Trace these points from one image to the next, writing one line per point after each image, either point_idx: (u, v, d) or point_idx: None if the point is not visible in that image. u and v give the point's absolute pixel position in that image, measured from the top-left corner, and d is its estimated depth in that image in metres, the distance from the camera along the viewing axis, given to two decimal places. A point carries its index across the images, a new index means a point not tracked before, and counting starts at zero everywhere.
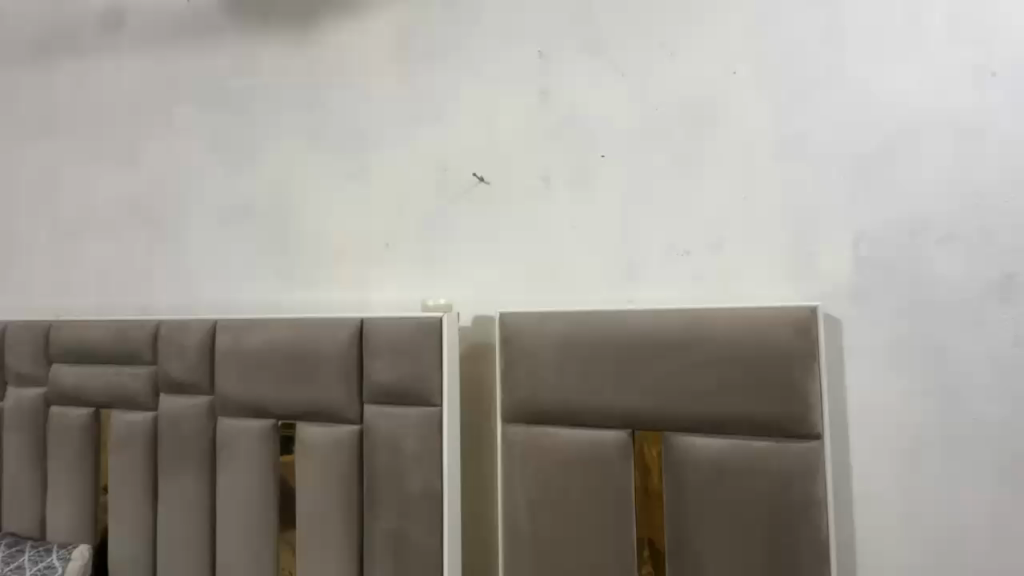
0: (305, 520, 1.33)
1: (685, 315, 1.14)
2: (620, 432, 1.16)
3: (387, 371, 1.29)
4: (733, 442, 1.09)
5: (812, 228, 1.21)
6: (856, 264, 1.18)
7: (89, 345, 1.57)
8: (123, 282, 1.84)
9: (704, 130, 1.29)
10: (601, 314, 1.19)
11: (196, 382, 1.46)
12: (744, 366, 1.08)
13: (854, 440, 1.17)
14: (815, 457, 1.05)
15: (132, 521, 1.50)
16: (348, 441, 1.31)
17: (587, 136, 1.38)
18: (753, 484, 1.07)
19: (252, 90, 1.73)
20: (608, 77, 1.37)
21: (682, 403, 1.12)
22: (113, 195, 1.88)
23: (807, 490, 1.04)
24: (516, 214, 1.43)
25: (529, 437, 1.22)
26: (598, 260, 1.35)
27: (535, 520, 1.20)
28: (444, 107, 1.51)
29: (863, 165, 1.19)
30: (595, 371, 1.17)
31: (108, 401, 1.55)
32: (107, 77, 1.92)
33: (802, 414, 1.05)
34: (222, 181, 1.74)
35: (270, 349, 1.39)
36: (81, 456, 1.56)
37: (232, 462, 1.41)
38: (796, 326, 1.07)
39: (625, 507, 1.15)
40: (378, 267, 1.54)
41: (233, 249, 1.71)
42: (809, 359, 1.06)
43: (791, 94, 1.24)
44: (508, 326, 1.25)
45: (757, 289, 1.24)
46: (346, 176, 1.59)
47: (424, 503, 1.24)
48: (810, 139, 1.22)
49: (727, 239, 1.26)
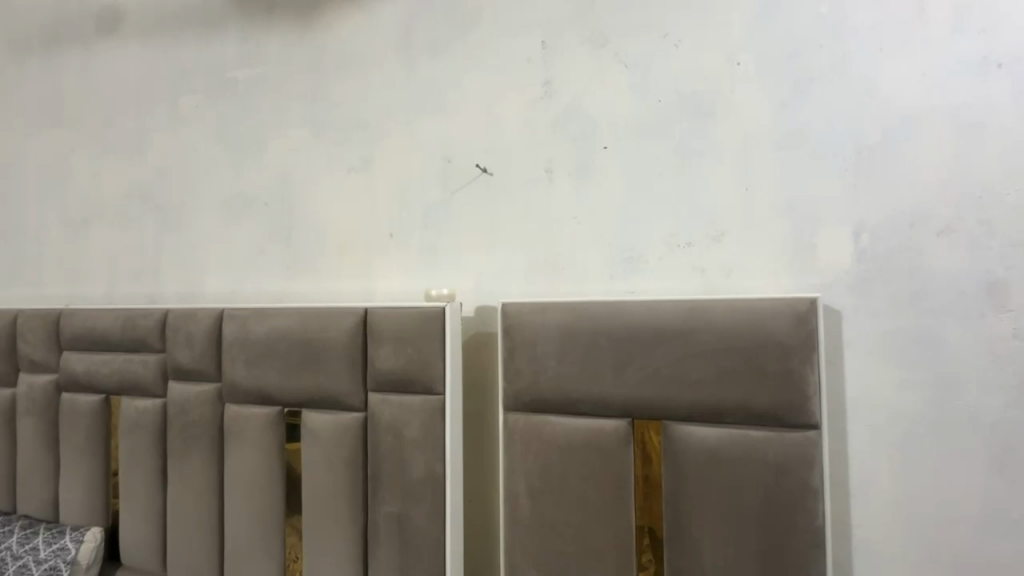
0: (311, 505, 1.35)
1: (684, 305, 1.15)
2: (619, 421, 1.18)
3: (391, 359, 1.31)
4: (732, 432, 1.10)
5: (811, 220, 1.22)
6: (856, 257, 1.19)
7: (98, 333, 1.60)
8: (132, 272, 1.87)
9: (706, 122, 1.29)
10: (602, 305, 1.21)
11: (204, 370, 1.49)
12: (743, 357, 1.09)
13: (852, 428, 1.18)
14: (812, 446, 1.06)
15: (143, 505, 1.54)
16: (352, 428, 1.33)
17: (589, 128, 1.38)
18: (748, 471, 1.08)
19: (256, 81, 1.74)
20: (611, 68, 1.37)
21: (681, 392, 1.13)
22: (121, 185, 1.90)
23: (804, 478, 1.05)
24: (517, 205, 1.44)
25: (530, 425, 1.24)
26: (599, 252, 1.36)
27: (536, 505, 1.22)
28: (448, 99, 1.51)
29: (864, 157, 1.19)
30: (595, 360, 1.19)
31: (118, 388, 1.58)
32: (114, 68, 1.93)
33: (800, 404, 1.06)
34: (229, 171, 1.75)
35: (276, 337, 1.41)
36: (92, 442, 1.59)
37: (239, 447, 1.44)
38: (795, 316, 1.07)
39: (624, 494, 1.17)
40: (382, 257, 1.56)
41: (240, 239, 1.73)
42: (808, 349, 1.06)
43: (794, 86, 1.24)
44: (510, 316, 1.27)
45: (758, 281, 1.24)
46: (350, 168, 1.60)
47: (426, 489, 1.27)
48: (813, 131, 1.22)
49: (727, 230, 1.27)
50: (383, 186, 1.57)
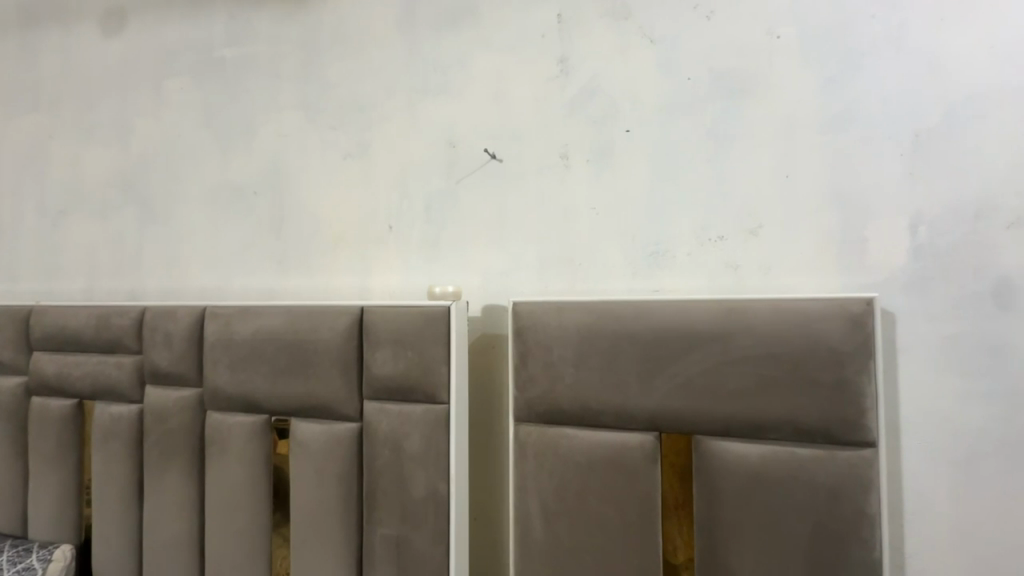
0: (300, 524, 1.22)
1: (721, 306, 1.02)
2: (645, 436, 1.05)
3: (390, 364, 1.18)
4: (774, 449, 0.97)
5: (861, 212, 1.09)
6: (912, 251, 1.06)
7: (70, 332, 1.47)
8: (112, 267, 1.74)
9: (741, 102, 1.16)
10: (626, 305, 1.08)
11: (184, 374, 1.36)
12: (789, 364, 0.96)
13: (906, 445, 1.05)
14: (868, 467, 0.93)
15: (116, 521, 1.40)
16: (345, 439, 1.20)
17: (609, 110, 1.25)
18: (793, 495, 0.95)
19: (246, 61, 1.60)
20: (634, 43, 1.24)
21: (717, 404, 1.00)
22: (101, 173, 1.77)
23: (860, 503, 0.92)
24: (528, 195, 1.31)
25: (544, 438, 1.11)
26: (619, 246, 1.23)
27: (551, 529, 1.09)
28: (454, 78, 1.38)
29: (921, 141, 1.06)
30: (619, 366, 1.06)
31: (92, 392, 1.44)
32: (95, 47, 1.80)
33: (855, 419, 0.93)
34: (216, 159, 1.62)
35: (262, 338, 1.28)
36: (63, 451, 1.46)
37: (221, 458, 1.31)
38: (850, 319, 0.94)
39: (650, 518, 1.04)
40: (381, 252, 1.43)
41: (227, 233, 1.59)
42: (863, 357, 0.93)
43: (840, 61, 1.11)
44: (522, 316, 1.14)
45: (799, 278, 1.12)
46: (345, 156, 1.47)
47: (428, 509, 1.14)
48: (862, 112, 1.09)
49: (764, 223, 1.14)
50: (382, 175, 1.44)
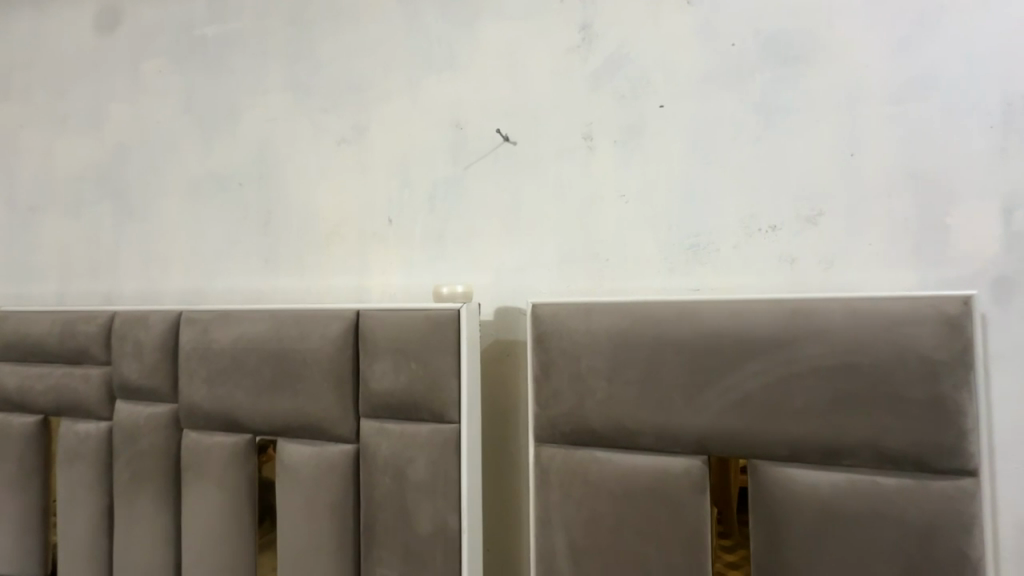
0: (288, 561, 1.06)
1: (783, 307, 0.86)
2: (691, 461, 0.89)
3: (390, 377, 1.02)
4: (852, 478, 0.81)
5: (942, 194, 0.93)
6: (1005, 241, 0.90)
7: (32, 340, 1.31)
8: (86, 268, 1.58)
9: (795, 71, 1.00)
10: (668, 306, 0.92)
11: (157, 387, 1.20)
12: (868, 377, 0.80)
13: (1003, 469, 0.89)
14: (968, 500, 0.77)
15: (84, 554, 1.25)
16: (339, 463, 1.04)
17: (640, 83, 1.09)
18: (877, 534, 0.79)
19: (230, 39, 1.45)
20: (668, 6, 1.08)
21: (781, 424, 0.84)
22: (74, 165, 1.61)
23: (961, 545, 0.76)
24: (547, 180, 1.15)
25: (572, 462, 0.95)
26: (653, 237, 1.07)
27: (579, 568, 0.93)
28: (460, 51, 1.22)
29: (1015, 111, 0.90)
30: (660, 379, 0.90)
31: (56, 408, 1.29)
32: (66, 28, 1.64)
33: (952, 443, 0.77)
34: (197, 148, 1.47)
35: (245, 347, 1.12)
36: (26, 474, 1.31)
37: (199, 483, 1.15)
38: (943, 323, 0.79)
39: (700, 559, 0.88)
40: (380, 248, 1.27)
41: (210, 228, 1.44)
42: (961, 368, 0.78)
43: (916, 20, 0.95)
44: (544, 320, 0.98)
45: (867, 274, 0.96)
46: (339, 140, 1.32)
47: (435, 545, 0.98)
48: (943, 77, 0.93)
49: (826, 209, 0.98)
50: (381, 162, 1.28)
